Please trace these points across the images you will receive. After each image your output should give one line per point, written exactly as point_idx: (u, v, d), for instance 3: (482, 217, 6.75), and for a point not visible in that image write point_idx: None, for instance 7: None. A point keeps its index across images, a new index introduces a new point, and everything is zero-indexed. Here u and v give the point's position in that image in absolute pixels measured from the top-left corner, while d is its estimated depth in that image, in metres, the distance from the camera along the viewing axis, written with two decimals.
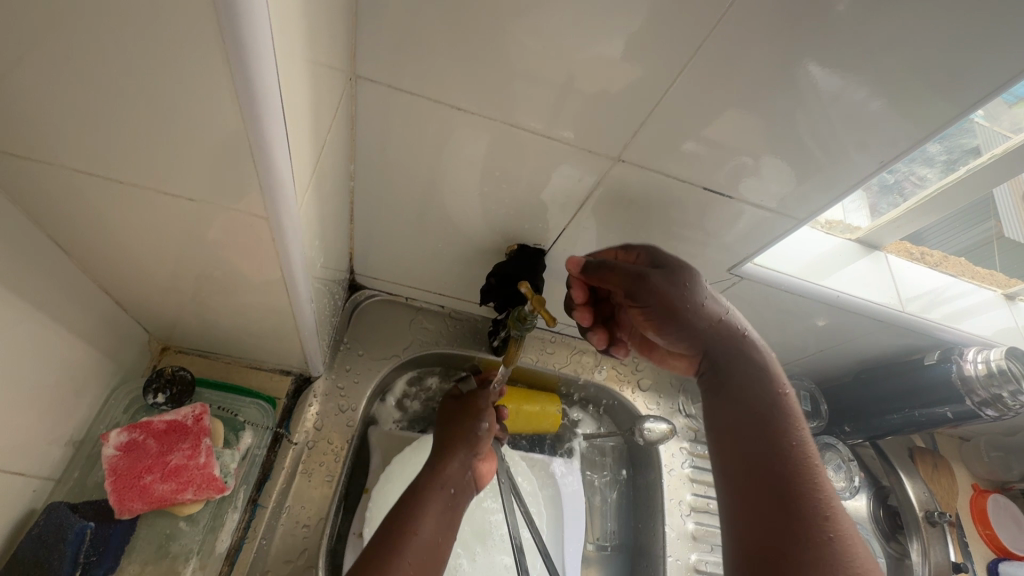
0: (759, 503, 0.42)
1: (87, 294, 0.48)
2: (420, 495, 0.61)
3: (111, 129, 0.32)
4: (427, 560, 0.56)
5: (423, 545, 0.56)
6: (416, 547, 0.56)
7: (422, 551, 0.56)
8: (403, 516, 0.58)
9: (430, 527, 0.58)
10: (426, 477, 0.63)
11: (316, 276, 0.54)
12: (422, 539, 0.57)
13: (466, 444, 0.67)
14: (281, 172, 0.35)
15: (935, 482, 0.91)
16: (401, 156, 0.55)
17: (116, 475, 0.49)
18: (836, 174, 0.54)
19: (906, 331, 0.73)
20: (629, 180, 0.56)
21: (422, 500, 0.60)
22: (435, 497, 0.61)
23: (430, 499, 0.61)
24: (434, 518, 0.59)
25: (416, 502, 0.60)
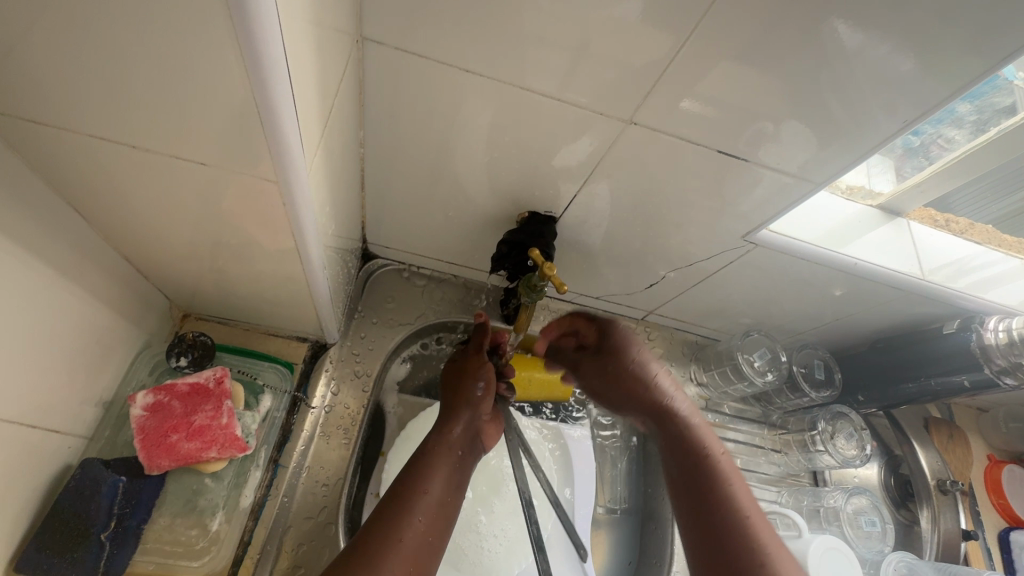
0: (709, 520, 0.57)
1: (108, 260, 0.49)
2: (428, 457, 0.64)
3: (123, 93, 0.32)
4: (438, 517, 0.60)
5: (433, 505, 0.60)
6: (426, 505, 0.59)
7: (432, 510, 0.59)
8: (411, 478, 0.61)
9: (438, 487, 0.61)
10: (434, 440, 0.66)
11: (328, 243, 0.54)
12: (432, 497, 0.60)
13: (468, 408, 0.71)
14: (289, 133, 0.35)
15: (949, 452, 0.90)
16: (411, 119, 0.54)
17: (143, 434, 0.51)
18: (857, 136, 0.52)
19: (926, 300, 0.71)
20: (642, 144, 0.55)
21: (430, 463, 0.63)
22: (443, 460, 0.64)
23: (438, 460, 0.64)
24: (443, 477, 0.62)
25: (427, 464, 0.63)
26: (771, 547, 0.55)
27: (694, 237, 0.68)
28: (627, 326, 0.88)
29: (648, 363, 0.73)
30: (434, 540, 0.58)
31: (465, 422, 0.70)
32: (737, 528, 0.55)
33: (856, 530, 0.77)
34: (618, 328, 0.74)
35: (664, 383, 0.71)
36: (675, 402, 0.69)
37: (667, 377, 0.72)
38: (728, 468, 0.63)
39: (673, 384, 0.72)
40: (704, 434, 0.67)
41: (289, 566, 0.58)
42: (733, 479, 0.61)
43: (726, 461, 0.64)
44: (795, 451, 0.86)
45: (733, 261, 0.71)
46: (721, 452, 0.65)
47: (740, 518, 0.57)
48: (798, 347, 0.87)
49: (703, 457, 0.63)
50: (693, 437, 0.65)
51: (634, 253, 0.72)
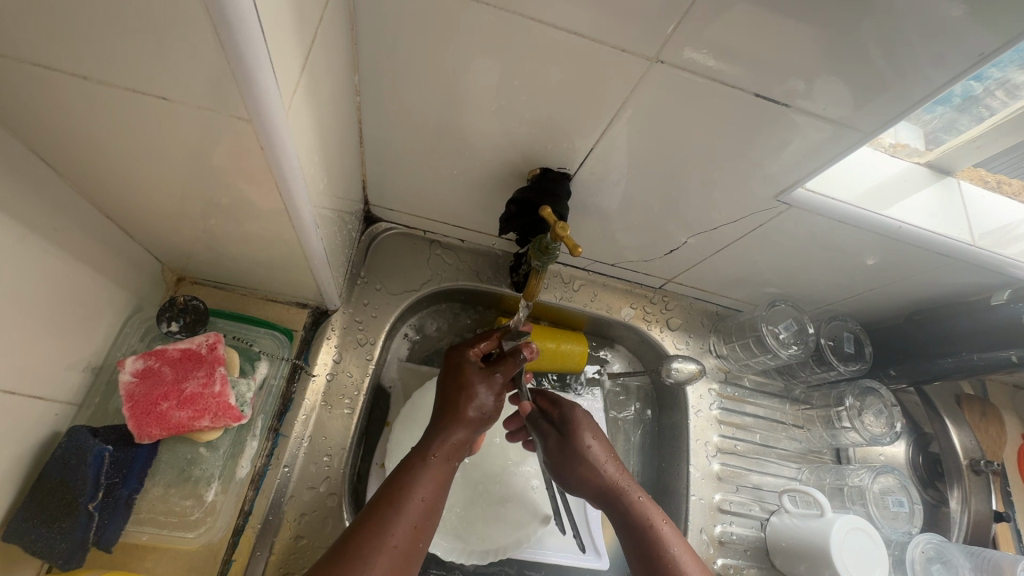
0: None
1: (81, 218, 0.45)
2: (424, 460, 0.54)
3: (55, 9, 0.27)
4: (428, 524, 0.52)
5: (422, 510, 0.51)
6: (416, 513, 0.51)
7: (422, 515, 0.51)
8: (402, 473, 0.53)
9: (426, 492, 0.52)
10: (432, 444, 0.56)
11: (322, 203, 0.50)
12: (425, 504, 0.52)
13: (472, 424, 0.58)
14: (255, 60, 0.29)
15: (982, 431, 0.85)
16: (410, 60, 0.49)
17: (132, 402, 0.49)
18: (901, 89, 0.46)
19: (972, 269, 0.65)
20: (670, 89, 0.48)
21: (425, 465, 0.54)
22: (439, 466, 0.54)
23: (435, 463, 0.54)
24: (437, 483, 0.53)
25: (421, 465, 0.54)
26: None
27: (720, 199, 0.62)
28: (644, 295, 0.84)
29: (581, 430, 0.64)
30: (422, 545, 0.51)
31: (467, 436, 0.57)
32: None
33: (883, 510, 0.73)
34: (563, 411, 0.66)
35: (599, 451, 0.63)
36: (621, 481, 0.61)
37: (599, 440, 0.64)
38: (667, 533, 0.59)
39: (601, 439, 0.64)
40: (650, 509, 0.60)
41: (292, 537, 0.57)
42: (681, 557, 0.57)
43: (665, 527, 0.59)
44: (818, 428, 0.83)
45: (762, 225, 0.65)
46: (619, 473, 0.62)
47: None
48: (827, 319, 0.82)
49: (648, 536, 0.58)
50: (632, 509, 0.59)
51: (654, 217, 0.67)
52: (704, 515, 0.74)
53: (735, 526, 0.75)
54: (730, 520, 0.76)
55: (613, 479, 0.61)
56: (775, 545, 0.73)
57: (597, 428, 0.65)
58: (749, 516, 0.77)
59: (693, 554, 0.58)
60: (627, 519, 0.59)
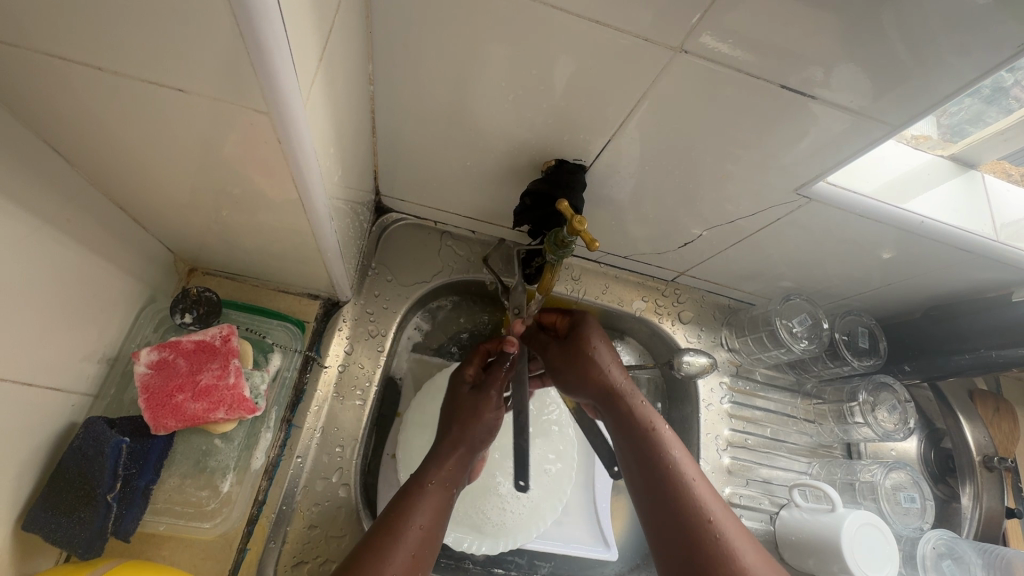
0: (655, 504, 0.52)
1: (95, 210, 0.45)
2: (423, 487, 0.54)
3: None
4: (428, 548, 0.51)
5: (421, 536, 0.51)
6: (415, 536, 0.50)
7: (421, 540, 0.51)
8: (399, 502, 0.53)
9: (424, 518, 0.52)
10: (431, 471, 0.56)
11: (335, 194, 0.49)
12: (424, 529, 0.51)
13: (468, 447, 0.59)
14: (276, 50, 0.28)
15: (995, 426, 0.84)
16: (426, 49, 0.48)
17: (148, 393, 0.49)
18: (927, 82, 0.44)
19: (993, 265, 0.64)
20: (691, 79, 0.47)
21: (424, 491, 0.54)
22: (439, 492, 0.54)
23: (433, 490, 0.54)
24: (434, 506, 0.53)
25: (420, 492, 0.54)
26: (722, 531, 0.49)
27: (738, 192, 0.61)
28: (656, 288, 0.83)
29: (587, 341, 0.61)
30: (421, 571, 0.50)
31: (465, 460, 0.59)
32: (689, 522, 0.49)
33: (893, 506, 0.73)
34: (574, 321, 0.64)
35: (603, 355, 0.60)
36: (623, 386, 0.59)
37: (605, 346, 0.61)
38: (668, 439, 0.56)
39: (607, 348, 0.61)
40: (652, 417, 0.57)
41: (305, 527, 0.57)
42: (682, 461, 0.54)
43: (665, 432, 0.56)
44: (829, 423, 0.83)
45: (778, 218, 0.64)
46: (623, 378, 0.59)
47: (695, 510, 0.50)
48: (841, 314, 0.81)
49: (648, 440, 0.55)
50: (635, 416, 0.57)
51: (668, 210, 0.66)
52: None
53: (744, 519, 0.76)
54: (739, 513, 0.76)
55: (615, 382, 0.59)
56: (784, 539, 0.73)
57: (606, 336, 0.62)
58: (759, 510, 0.77)
59: (694, 462, 0.55)
60: (627, 421, 0.57)
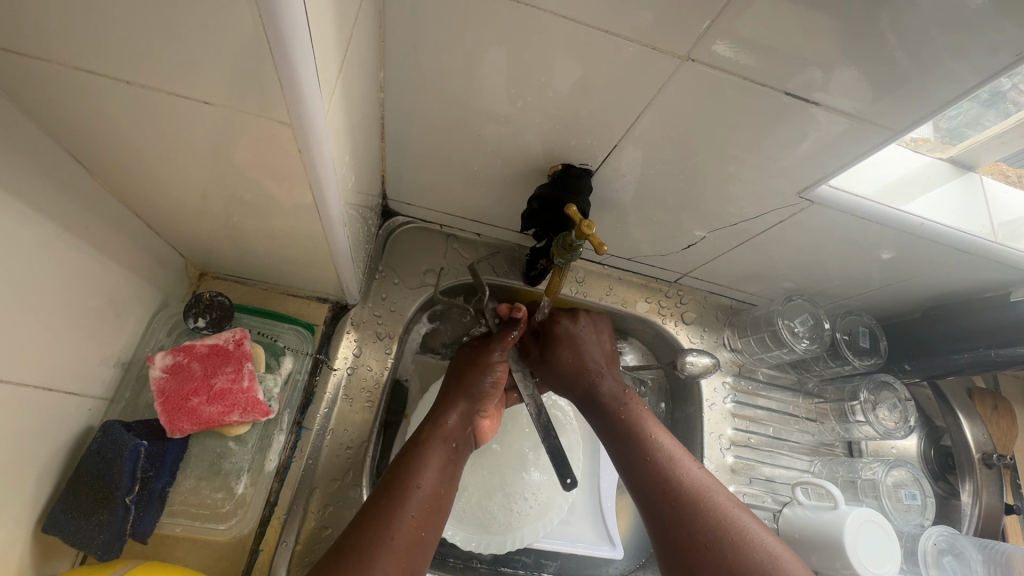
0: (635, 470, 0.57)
1: (113, 216, 0.46)
2: (421, 448, 0.55)
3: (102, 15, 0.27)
4: (434, 512, 0.52)
5: (425, 498, 0.52)
6: (419, 498, 0.51)
7: (425, 503, 0.51)
8: (405, 464, 0.54)
9: (431, 478, 0.53)
10: (429, 429, 0.58)
11: (348, 200, 0.50)
12: (425, 491, 0.52)
13: (467, 399, 0.62)
14: (302, 61, 0.29)
15: (994, 424, 0.85)
16: (438, 56, 0.48)
17: (164, 397, 0.49)
18: (925, 88, 0.46)
19: (992, 265, 0.65)
20: (697, 84, 0.48)
21: (422, 453, 0.55)
22: (438, 451, 0.56)
23: (432, 449, 0.56)
24: (437, 467, 0.54)
25: (418, 453, 0.55)
26: (700, 488, 0.54)
27: (742, 195, 0.62)
28: (659, 289, 0.84)
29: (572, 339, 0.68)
30: (427, 535, 0.50)
31: (464, 416, 0.61)
32: (665, 480, 0.55)
33: (895, 503, 0.74)
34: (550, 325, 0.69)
35: (581, 343, 0.68)
36: (603, 379, 0.66)
37: (591, 341, 0.68)
38: (648, 421, 0.62)
39: (593, 345, 0.69)
40: (633, 404, 0.63)
41: (316, 528, 0.58)
42: (660, 435, 0.60)
43: (644, 415, 0.62)
44: (831, 421, 0.84)
45: (781, 220, 0.65)
46: (598, 367, 0.67)
47: (675, 473, 0.56)
48: (842, 314, 0.83)
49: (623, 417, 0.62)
50: (616, 404, 0.63)
51: (673, 212, 0.67)
52: None
53: None
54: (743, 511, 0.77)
55: (591, 368, 0.66)
56: (788, 536, 0.74)
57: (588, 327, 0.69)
58: (762, 508, 0.78)
59: (672, 437, 0.60)
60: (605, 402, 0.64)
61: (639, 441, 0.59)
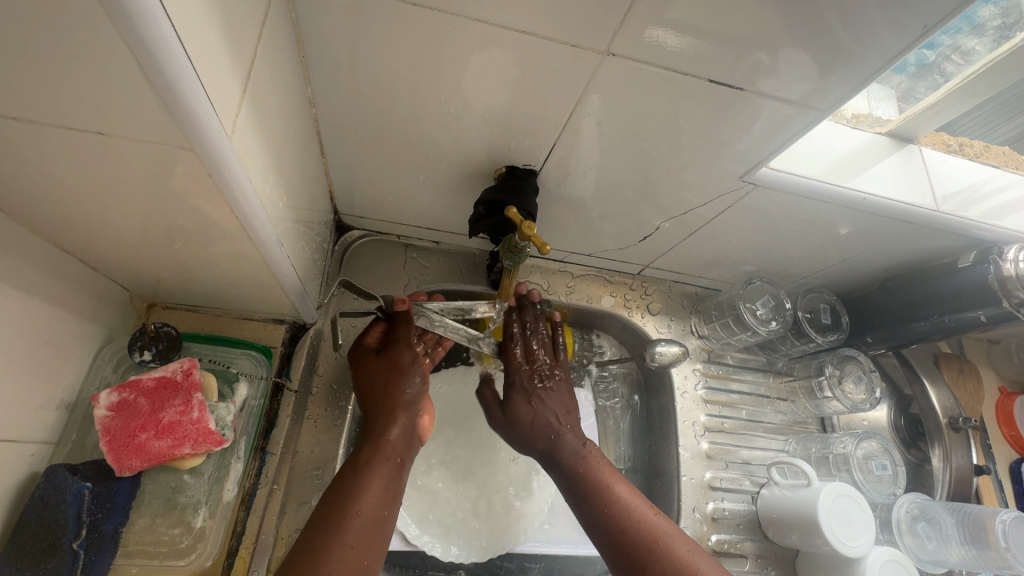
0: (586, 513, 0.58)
1: (39, 256, 0.44)
2: (362, 473, 0.54)
3: None
4: (376, 534, 0.52)
5: (367, 524, 0.51)
6: (359, 525, 0.51)
7: (368, 525, 0.51)
8: (340, 490, 0.53)
9: (371, 502, 0.52)
10: (370, 450, 0.56)
11: (285, 219, 0.49)
12: (366, 516, 0.51)
13: (406, 409, 0.59)
14: (188, 85, 0.29)
15: (960, 388, 0.87)
16: (363, 68, 0.48)
17: (109, 435, 0.48)
18: (843, 67, 0.46)
19: (938, 233, 0.66)
20: (625, 76, 0.48)
21: (362, 477, 0.54)
22: (381, 471, 0.55)
23: (374, 472, 0.54)
24: (379, 489, 0.54)
25: (358, 477, 0.54)
26: (652, 526, 0.56)
27: (689, 183, 0.62)
28: (623, 282, 0.85)
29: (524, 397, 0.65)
30: (371, 560, 0.51)
31: (406, 425, 0.59)
32: (611, 522, 0.56)
33: (867, 475, 0.75)
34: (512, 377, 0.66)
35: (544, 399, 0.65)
36: (564, 437, 0.64)
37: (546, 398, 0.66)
38: (606, 472, 0.61)
39: (553, 399, 0.66)
40: (592, 463, 0.62)
41: (288, 553, 0.56)
42: (632, 501, 0.58)
43: (603, 467, 0.62)
44: (801, 399, 0.84)
45: (730, 205, 0.66)
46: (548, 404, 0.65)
47: (632, 522, 0.56)
48: (803, 292, 0.84)
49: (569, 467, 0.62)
50: (576, 463, 0.62)
51: (626, 204, 0.67)
52: (696, 494, 0.76)
53: (726, 502, 0.77)
54: (722, 496, 0.77)
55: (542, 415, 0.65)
56: (767, 517, 0.74)
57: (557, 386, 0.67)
58: (740, 491, 0.78)
59: (627, 483, 0.61)
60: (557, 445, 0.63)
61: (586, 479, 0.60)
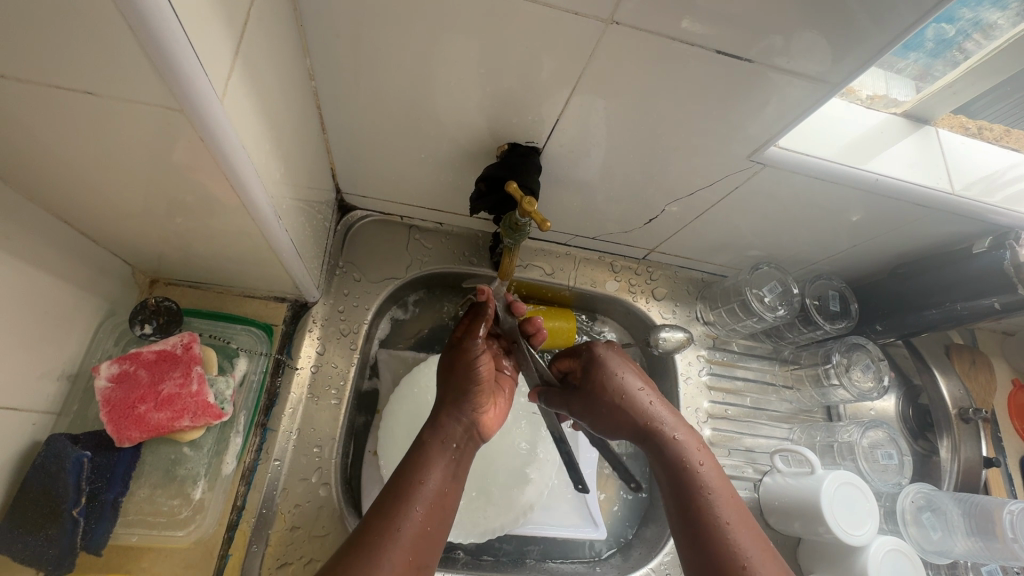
0: (681, 520, 0.53)
1: (37, 227, 0.44)
2: (424, 450, 0.54)
3: None
4: (437, 511, 0.51)
5: (430, 497, 0.51)
6: (423, 496, 0.50)
7: (432, 502, 0.51)
8: (407, 465, 0.53)
9: (435, 476, 0.52)
10: (429, 432, 0.56)
11: (283, 193, 0.49)
12: (430, 489, 0.51)
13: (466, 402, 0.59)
14: (175, 39, 0.28)
15: (972, 380, 0.85)
16: (360, 38, 0.47)
17: (109, 406, 0.49)
18: (858, 38, 0.44)
19: (954, 216, 0.64)
20: (631, 51, 0.47)
21: (425, 454, 0.54)
22: (442, 455, 0.54)
23: (433, 450, 0.54)
24: (441, 467, 0.53)
25: (421, 454, 0.54)
26: (744, 556, 0.49)
27: (696, 163, 0.61)
28: (628, 267, 0.84)
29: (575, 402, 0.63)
30: (434, 532, 0.50)
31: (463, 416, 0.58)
32: (706, 543, 0.50)
33: (872, 463, 0.74)
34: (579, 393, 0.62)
35: (628, 389, 0.60)
36: (666, 420, 0.59)
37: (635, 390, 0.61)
38: (714, 489, 0.54)
39: (637, 390, 0.61)
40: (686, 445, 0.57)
41: (287, 529, 0.57)
42: (720, 503, 0.53)
43: (708, 472, 0.55)
44: (808, 387, 0.83)
45: (737, 186, 0.64)
46: (654, 408, 0.59)
47: (729, 553, 0.49)
48: (812, 279, 0.82)
49: (682, 473, 0.55)
50: (675, 460, 0.56)
51: (632, 186, 0.66)
52: None
53: None
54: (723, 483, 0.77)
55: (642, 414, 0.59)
56: (769, 504, 0.73)
57: (622, 367, 0.62)
58: (743, 478, 0.77)
59: (716, 465, 0.56)
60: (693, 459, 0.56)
61: (681, 486, 0.54)
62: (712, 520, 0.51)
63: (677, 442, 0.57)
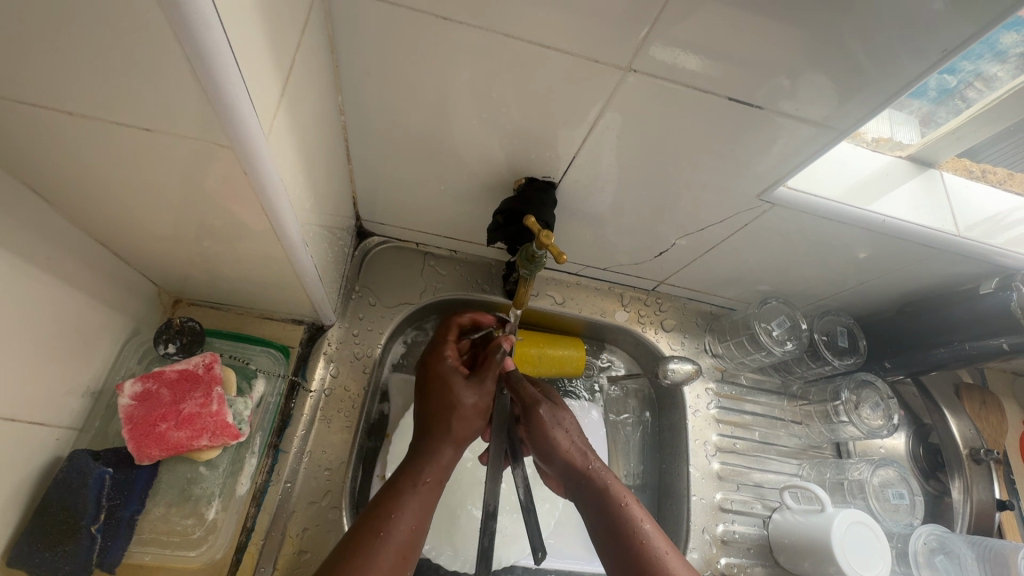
0: (612, 554, 0.56)
1: (77, 247, 0.46)
2: (405, 488, 0.54)
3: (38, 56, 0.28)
4: (410, 554, 0.51)
5: (402, 544, 0.50)
6: (396, 542, 0.50)
7: (402, 547, 0.50)
8: (380, 504, 0.52)
9: (410, 519, 0.52)
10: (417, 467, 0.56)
11: (311, 221, 0.51)
12: (406, 534, 0.51)
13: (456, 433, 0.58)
14: (233, 85, 0.30)
15: (982, 420, 0.85)
16: (390, 78, 0.50)
17: (132, 424, 0.50)
18: (863, 90, 0.47)
19: (961, 257, 0.65)
20: (647, 95, 0.49)
21: (404, 494, 0.53)
22: (419, 494, 0.54)
23: (415, 490, 0.54)
24: (419, 508, 0.53)
25: (401, 494, 0.53)
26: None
27: (706, 200, 0.63)
28: (638, 298, 0.85)
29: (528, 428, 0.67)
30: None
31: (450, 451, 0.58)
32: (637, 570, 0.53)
33: (882, 503, 0.74)
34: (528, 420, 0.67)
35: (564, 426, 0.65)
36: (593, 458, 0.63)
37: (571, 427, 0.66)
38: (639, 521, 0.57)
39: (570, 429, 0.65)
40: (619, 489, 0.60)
41: (294, 552, 0.57)
42: (650, 533, 0.56)
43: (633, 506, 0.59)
44: (816, 423, 0.83)
45: (747, 223, 0.65)
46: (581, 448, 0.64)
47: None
48: (820, 314, 0.83)
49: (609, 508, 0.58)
50: (602, 497, 0.60)
51: (643, 220, 0.68)
52: (705, 515, 0.75)
53: (737, 524, 0.76)
54: (733, 518, 0.76)
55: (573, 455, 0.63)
56: (778, 542, 0.73)
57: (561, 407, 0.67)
58: (751, 515, 0.77)
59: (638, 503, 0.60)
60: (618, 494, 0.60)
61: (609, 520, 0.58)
62: (640, 547, 0.55)
63: (603, 480, 0.61)
